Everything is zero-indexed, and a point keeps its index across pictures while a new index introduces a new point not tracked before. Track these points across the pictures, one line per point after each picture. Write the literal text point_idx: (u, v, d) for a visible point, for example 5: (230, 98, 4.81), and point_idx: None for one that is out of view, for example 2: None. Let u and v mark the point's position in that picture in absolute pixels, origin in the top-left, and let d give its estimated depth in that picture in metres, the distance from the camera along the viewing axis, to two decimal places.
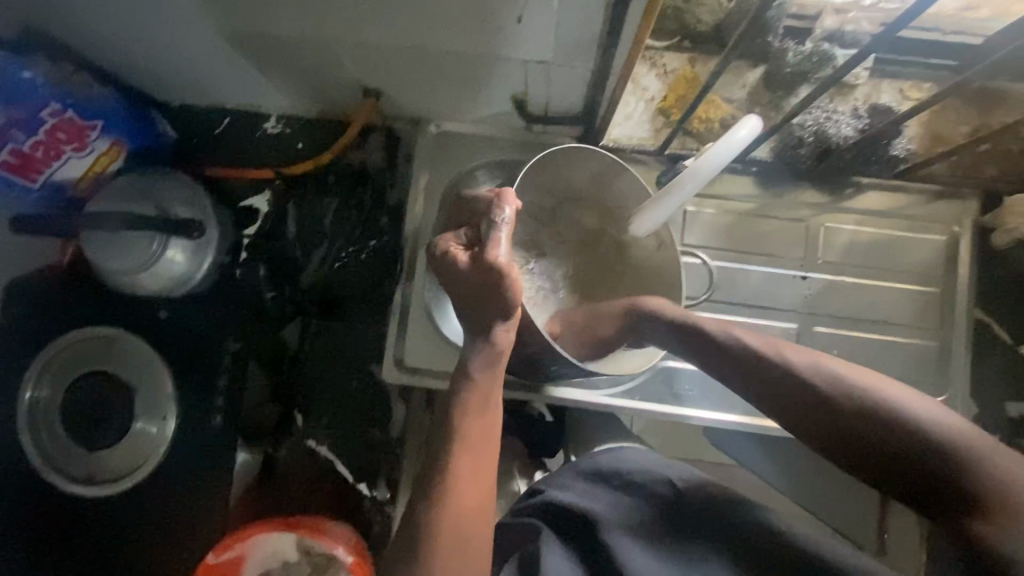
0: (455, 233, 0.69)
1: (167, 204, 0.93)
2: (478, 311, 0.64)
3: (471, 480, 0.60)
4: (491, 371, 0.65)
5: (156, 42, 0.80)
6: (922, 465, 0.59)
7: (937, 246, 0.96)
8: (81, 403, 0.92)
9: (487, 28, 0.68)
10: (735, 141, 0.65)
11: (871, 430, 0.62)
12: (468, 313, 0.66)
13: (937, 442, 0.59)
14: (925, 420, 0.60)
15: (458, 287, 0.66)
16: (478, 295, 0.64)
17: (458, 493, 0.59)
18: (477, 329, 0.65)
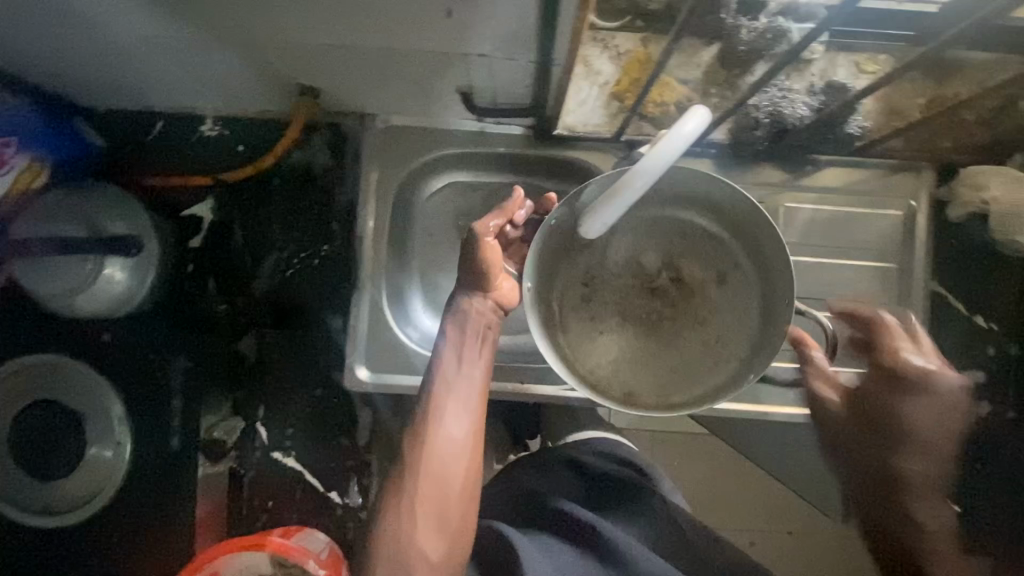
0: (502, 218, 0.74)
1: (99, 221, 0.87)
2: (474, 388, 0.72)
3: (416, 516, 0.67)
4: (480, 331, 0.73)
5: (64, 45, 0.75)
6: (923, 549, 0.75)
7: (896, 221, 0.95)
8: (26, 436, 0.88)
9: (417, 22, 0.64)
10: (684, 134, 0.65)
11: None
12: (464, 385, 0.71)
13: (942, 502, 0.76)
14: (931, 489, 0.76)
15: (480, 264, 0.73)
16: (481, 273, 0.73)
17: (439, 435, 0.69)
18: (445, 395, 0.71)
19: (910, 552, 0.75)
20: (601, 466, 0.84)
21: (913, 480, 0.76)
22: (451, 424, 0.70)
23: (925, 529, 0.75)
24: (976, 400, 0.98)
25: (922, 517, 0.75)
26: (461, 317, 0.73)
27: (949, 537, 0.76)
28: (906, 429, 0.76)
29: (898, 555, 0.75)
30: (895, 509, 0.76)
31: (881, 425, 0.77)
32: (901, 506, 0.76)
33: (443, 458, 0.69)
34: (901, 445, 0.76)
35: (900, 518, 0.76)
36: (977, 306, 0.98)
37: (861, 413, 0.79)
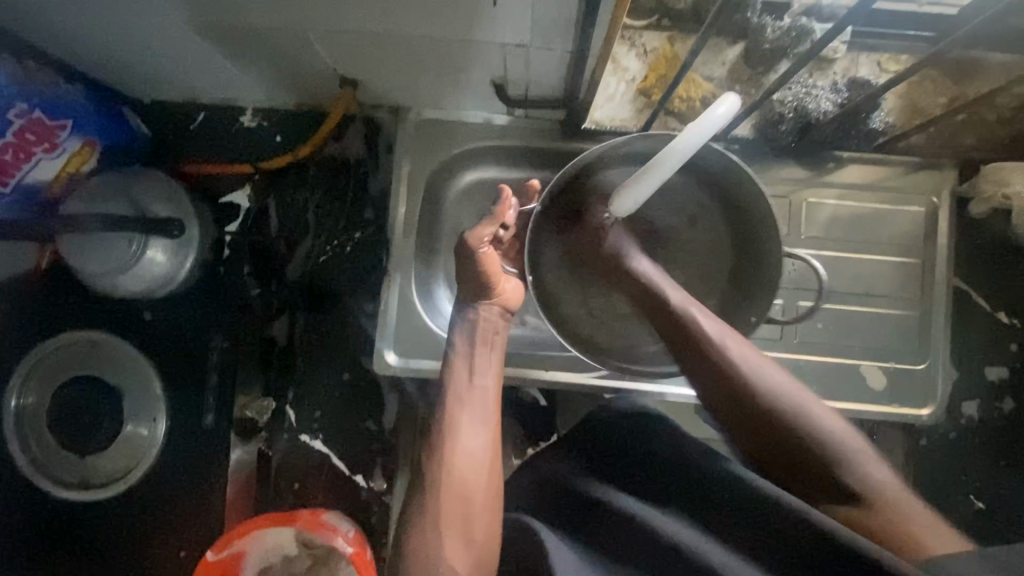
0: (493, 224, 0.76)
1: (145, 204, 0.91)
2: (484, 396, 0.72)
3: (440, 527, 0.63)
4: (486, 342, 0.76)
5: (122, 38, 0.79)
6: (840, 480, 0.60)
7: (918, 217, 0.96)
8: (67, 410, 0.91)
9: (461, 13, 0.67)
10: (717, 118, 0.67)
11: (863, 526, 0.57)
12: (476, 393, 0.72)
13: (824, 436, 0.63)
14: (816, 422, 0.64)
15: (479, 272, 0.76)
16: (482, 279, 0.76)
17: (457, 445, 0.68)
18: (456, 403, 0.71)
19: (836, 465, 0.61)
20: (642, 441, 0.73)
21: (778, 393, 0.66)
22: (466, 435, 0.68)
23: (829, 434, 0.63)
24: (999, 396, 0.99)
25: (819, 424, 0.64)
26: (469, 328, 0.76)
27: (860, 439, 0.63)
28: (732, 346, 0.69)
29: (821, 477, 0.62)
30: (767, 429, 0.65)
31: (721, 356, 0.69)
32: (787, 427, 0.64)
33: (464, 469, 0.66)
34: (725, 367, 0.68)
35: (799, 429, 0.64)
36: (999, 302, 0.99)
37: (678, 336, 0.72)
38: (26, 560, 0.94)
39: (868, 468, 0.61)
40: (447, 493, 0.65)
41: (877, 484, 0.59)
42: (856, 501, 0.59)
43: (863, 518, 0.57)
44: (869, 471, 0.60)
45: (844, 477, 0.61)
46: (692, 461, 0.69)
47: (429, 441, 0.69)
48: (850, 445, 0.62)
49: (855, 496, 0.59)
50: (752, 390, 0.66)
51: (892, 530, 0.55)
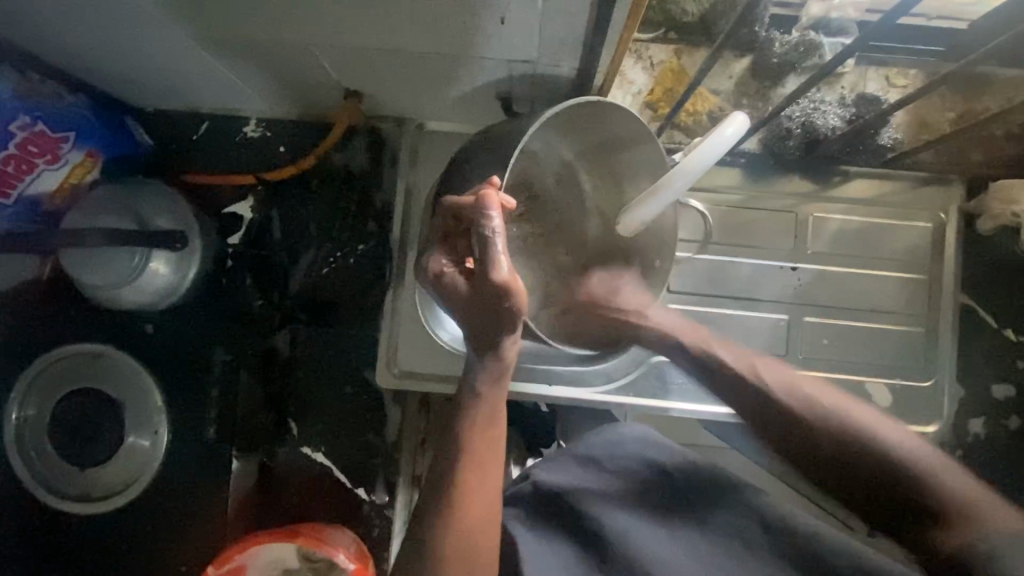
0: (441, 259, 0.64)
1: (147, 215, 0.90)
2: (487, 435, 0.65)
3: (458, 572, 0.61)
4: (497, 385, 0.66)
5: (129, 51, 0.78)
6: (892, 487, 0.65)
7: (925, 233, 0.95)
8: (67, 422, 0.91)
9: (468, 30, 0.66)
10: (724, 138, 0.66)
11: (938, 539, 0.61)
12: (480, 433, 0.65)
13: (880, 446, 0.66)
14: (869, 430, 0.67)
15: (497, 305, 0.60)
16: (502, 312, 0.60)
17: (469, 506, 0.62)
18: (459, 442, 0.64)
19: (889, 472, 0.65)
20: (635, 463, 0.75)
21: (840, 419, 0.69)
22: (472, 478, 0.63)
23: (890, 449, 0.66)
24: (1005, 414, 0.98)
25: (863, 429, 0.68)
26: (469, 363, 0.66)
27: (931, 451, 0.66)
28: (761, 374, 0.75)
29: (889, 490, 0.65)
30: (827, 455, 0.68)
31: (772, 396, 0.74)
32: (851, 450, 0.67)
33: (475, 525, 0.61)
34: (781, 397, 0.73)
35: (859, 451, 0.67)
36: (1007, 319, 0.99)
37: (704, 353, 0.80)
38: (24, 569, 0.94)
39: (939, 479, 0.63)
40: (459, 555, 0.60)
41: (963, 496, 0.62)
42: (930, 512, 0.62)
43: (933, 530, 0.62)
44: (943, 479, 0.63)
45: (921, 497, 0.63)
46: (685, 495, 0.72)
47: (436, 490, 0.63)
48: (921, 461, 0.64)
49: (935, 512, 0.62)
50: (805, 419, 0.70)
51: (971, 539, 0.59)
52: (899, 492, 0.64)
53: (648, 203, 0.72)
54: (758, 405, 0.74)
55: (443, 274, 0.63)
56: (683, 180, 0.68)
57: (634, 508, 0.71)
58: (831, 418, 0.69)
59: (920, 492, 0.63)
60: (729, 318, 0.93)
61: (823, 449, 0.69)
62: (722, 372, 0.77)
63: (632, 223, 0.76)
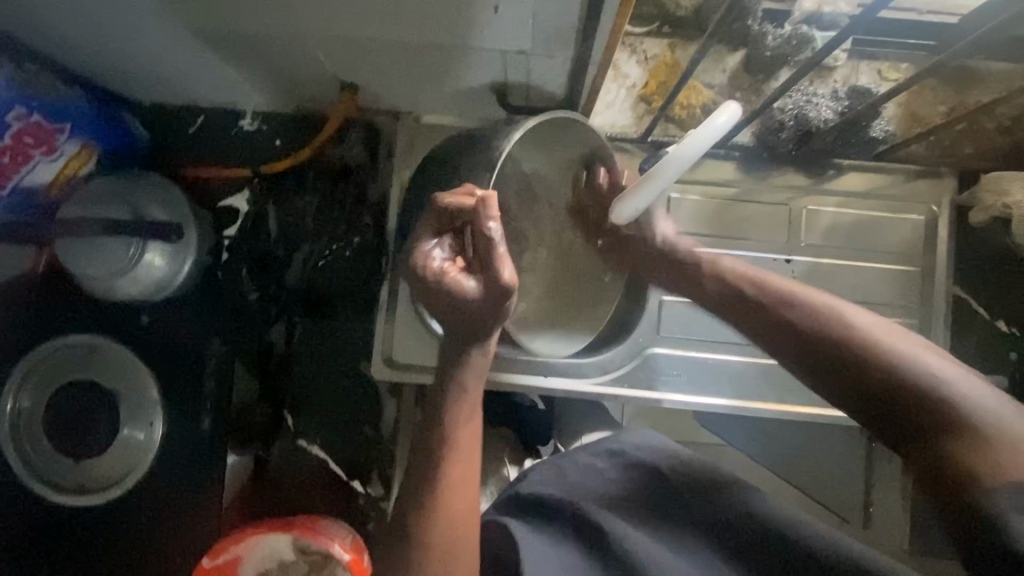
0: (433, 255, 0.63)
1: (144, 208, 0.90)
2: (461, 453, 0.64)
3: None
4: (472, 388, 0.66)
5: (124, 43, 0.78)
6: (924, 408, 0.61)
7: (918, 225, 0.96)
8: (62, 415, 0.90)
9: (462, 20, 0.67)
10: (716, 128, 0.68)
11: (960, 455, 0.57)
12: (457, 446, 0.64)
13: (915, 372, 0.63)
14: (905, 358, 0.64)
15: (489, 310, 0.63)
16: (497, 313, 0.62)
17: (450, 506, 0.62)
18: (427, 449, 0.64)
19: (917, 396, 0.62)
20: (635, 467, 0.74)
21: (857, 351, 0.67)
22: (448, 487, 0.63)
23: (925, 374, 0.63)
24: None
25: (901, 359, 0.64)
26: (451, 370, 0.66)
27: (976, 381, 0.62)
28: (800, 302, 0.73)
29: (910, 419, 0.62)
30: (855, 373, 0.67)
31: (797, 317, 0.72)
32: (873, 382, 0.65)
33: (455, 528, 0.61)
34: (800, 331, 0.71)
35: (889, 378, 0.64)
36: (998, 310, 1.00)
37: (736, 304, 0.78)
38: (18, 562, 0.93)
39: (974, 409, 0.59)
40: (438, 563, 0.60)
41: (986, 428, 0.58)
42: (954, 432, 0.59)
43: (958, 449, 0.58)
44: (976, 413, 0.59)
45: (949, 419, 0.60)
46: (673, 481, 0.72)
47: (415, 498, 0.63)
48: (960, 393, 0.61)
49: (959, 429, 0.59)
50: (850, 350, 0.67)
51: (978, 469, 0.56)
52: (926, 415, 0.61)
53: (639, 192, 0.73)
54: (779, 322, 0.73)
55: (446, 276, 0.62)
56: (676, 167, 0.69)
57: (632, 514, 0.71)
58: (867, 338, 0.67)
59: (947, 419, 0.60)
60: None
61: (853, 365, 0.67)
62: (751, 313, 0.77)
63: (622, 211, 0.76)
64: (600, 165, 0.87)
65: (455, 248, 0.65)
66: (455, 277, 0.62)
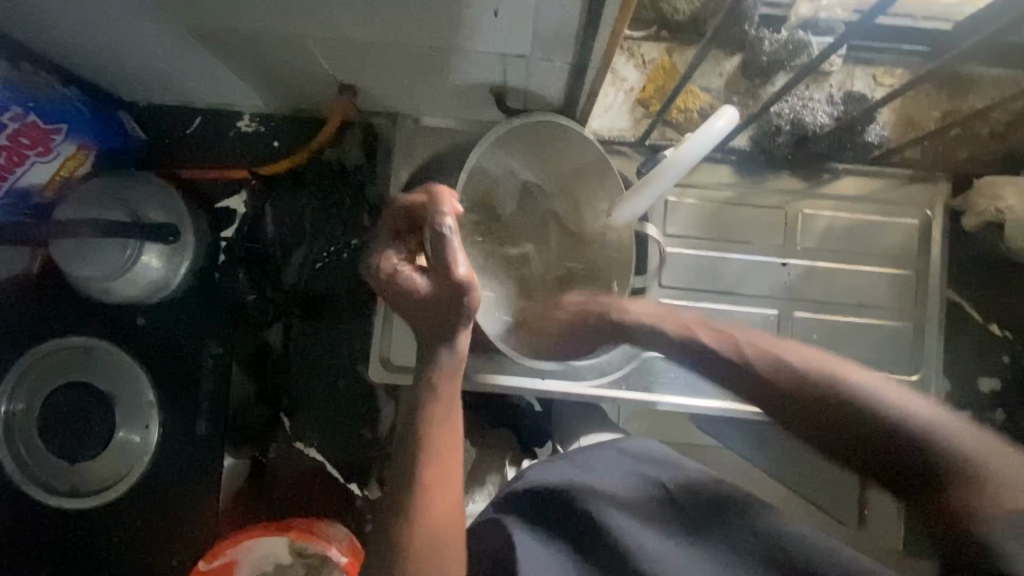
0: (394, 257, 0.65)
1: (140, 209, 0.90)
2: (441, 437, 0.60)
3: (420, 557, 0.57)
4: (451, 387, 0.62)
5: (121, 43, 0.78)
6: (912, 454, 0.58)
7: (912, 230, 0.97)
8: (57, 417, 0.90)
9: (461, 23, 0.67)
10: (713, 133, 0.69)
11: (952, 501, 0.55)
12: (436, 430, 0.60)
13: (904, 417, 0.59)
14: (895, 400, 0.60)
15: (442, 312, 0.60)
16: (451, 313, 0.60)
17: (434, 484, 0.59)
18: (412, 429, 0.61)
19: (906, 435, 0.58)
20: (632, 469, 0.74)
21: (860, 403, 0.61)
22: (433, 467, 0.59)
23: (911, 414, 0.59)
24: (992, 408, 1.00)
25: (890, 399, 0.60)
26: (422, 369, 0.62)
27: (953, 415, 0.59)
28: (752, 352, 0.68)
29: (903, 460, 0.58)
30: (839, 421, 0.61)
31: (778, 384, 0.65)
32: (856, 427, 0.60)
33: (434, 539, 0.58)
34: (797, 377, 0.64)
35: (877, 424, 0.59)
36: (991, 313, 1.01)
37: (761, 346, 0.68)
38: (12, 564, 0.93)
39: (962, 445, 0.57)
40: (421, 551, 0.57)
41: (983, 469, 0.55)
42: (946, 478, 0.56)
43: (949, 496, 0.55)
44: (967, 454, 0.56)
45: (937, 458, 0.57)
46: (670, 486, 0.71)
47: (395, 505, 0.59)
48: (947, 426, 0.58)
49: (944, 473, 0.56)
50: (829, 402, 0.62)
51: (974, 504, 0.54)
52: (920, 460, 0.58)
53: (637, 197, 0.74)
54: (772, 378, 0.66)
55: (396, 272, 0.63)
56: (675, 171, 0.71)
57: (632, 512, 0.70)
58: (845, 391, 0.62)
59: (932, 458, 0.57)
60: (721, 313, 0.94)
61: (836, 417, 0.62)
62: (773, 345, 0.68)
63: (620, 214, 0.77)
64: (597, 170, 0.86)
65: (412, 251, 0.67)
66: (409, 277, 0.62)
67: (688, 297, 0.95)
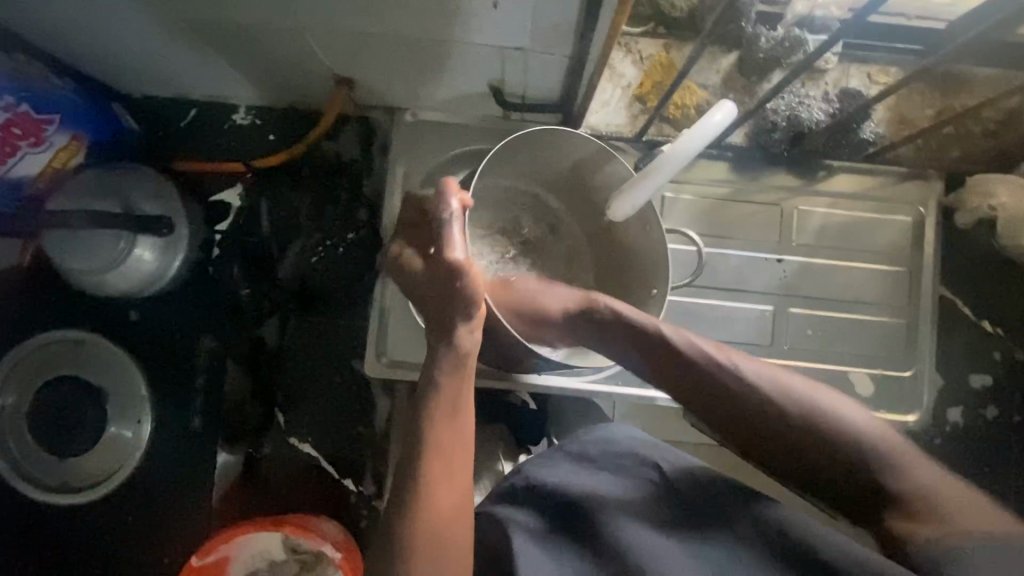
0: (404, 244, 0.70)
1: (134, 201, 0.89)
2: (447, 444, 0.59)
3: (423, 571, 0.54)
4: (458, 388, 0.61)
5: (115, 34, 0.77)
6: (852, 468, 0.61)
7: (905, 227, 0.98)
8: (47, 412, 0.88)
9: (461, 15, 0.67)
10: (710, 129, 0.69)
11: (894, 522, 0.58)
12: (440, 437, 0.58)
13: (840, 432, 0.62)
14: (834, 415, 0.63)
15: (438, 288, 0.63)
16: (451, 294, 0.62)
17: (436, 496, 0.56)
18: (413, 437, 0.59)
19: (840, 450, 0.62)
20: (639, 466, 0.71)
21: (803, 417, 0.63)
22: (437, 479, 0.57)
23: (845, 427, 0.62)
24: (983, 404, 1.01)
25: (823, 413, 0.63)
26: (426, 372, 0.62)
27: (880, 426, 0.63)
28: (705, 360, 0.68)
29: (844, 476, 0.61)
30: (784, 439, 0.63)
31: (732, 398, 0.66)
32: (795, 440, 0.63)
33: (442, 526, 0.56)
34: (727, 395, 0.66)
35: (820, 441, 0.62)
36: (983, 310, 1.02)
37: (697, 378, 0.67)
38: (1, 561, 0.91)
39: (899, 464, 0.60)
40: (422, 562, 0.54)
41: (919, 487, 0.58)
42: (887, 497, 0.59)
43: (894, 515, 0.58)
44: (906, 473, 0.59)
45: (879, 479, 0.60)
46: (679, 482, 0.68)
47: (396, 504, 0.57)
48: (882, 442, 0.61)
49: (890, 494, 0.59)
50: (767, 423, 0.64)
51: (916, 527, 0.56)
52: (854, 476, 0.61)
53: (632, 192, 0.75)
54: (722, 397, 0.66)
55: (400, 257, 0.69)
56: (671, 167, 0.71)
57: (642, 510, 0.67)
58: (783, 403, 0.64)
59: (873, 476, 0.60)
60: (717, 309, 0.95)
61: (772, 431, 0.64)
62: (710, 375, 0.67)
63: (617, 209, 0.77)
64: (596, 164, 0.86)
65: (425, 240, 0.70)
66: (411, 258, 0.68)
67: (684, 292, 0.95)
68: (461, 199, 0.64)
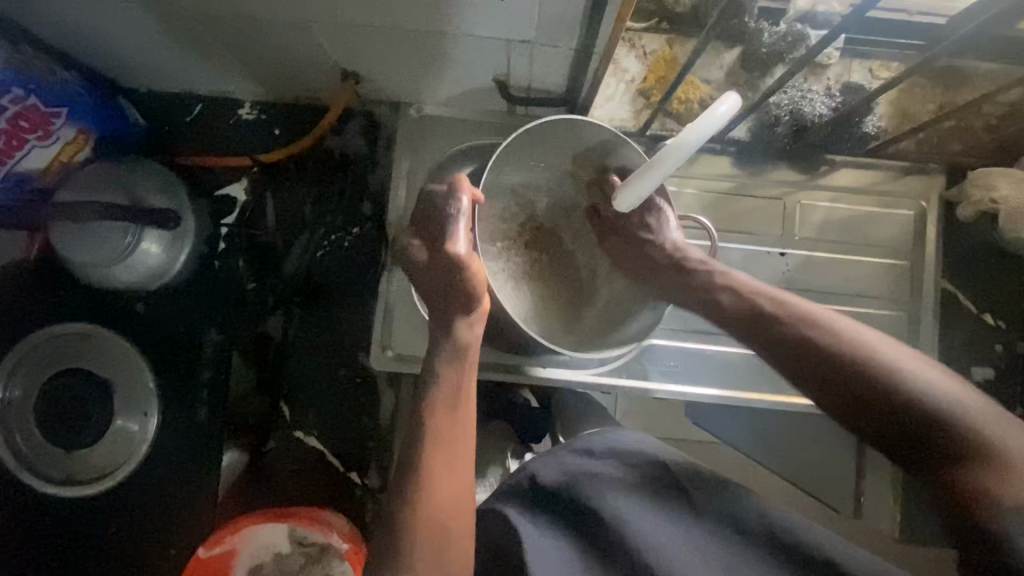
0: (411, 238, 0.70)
1: (140, 194, 0.89)
2: (449, 440, 0.60)
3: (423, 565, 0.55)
4: (457, 388, 0.62)
5: (123, 28, 0.78)
6: (928, 426, 0.58)
7: (907, 221, 0.98)
8: (54, 405, 0.89)
9: (468, 7, 0.67)
10: (714, 118, 0.68)
11: (971, 483, 0.54)
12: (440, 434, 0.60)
13: (918, 388, 0.60)
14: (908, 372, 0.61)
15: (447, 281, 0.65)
16: (460, 292, 0.64)
17: (433, 493, 0.57)
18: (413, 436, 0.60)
19: (906, 402, 0.60)
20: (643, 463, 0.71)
21: (870, 365, 0.63)
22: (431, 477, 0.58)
23: (919, 384, 0.60)
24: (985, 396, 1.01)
25: (901, 370, 0.61)
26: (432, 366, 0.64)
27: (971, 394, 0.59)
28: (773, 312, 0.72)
29: (919, 436, 0.59)
30: (851, 387, 0.63)
31: (799, 341, 0.68)
32: (864, 385, 0.62)
33: (440, 516, 0.56)
34: (801, 342, 0.67)
35: (894, 391, 0.61)
36: (984, 303, 1.02)
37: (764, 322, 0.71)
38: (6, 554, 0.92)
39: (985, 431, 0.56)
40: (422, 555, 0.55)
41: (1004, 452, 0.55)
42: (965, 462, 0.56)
43: (978, 478, 0.54)
44: (986, 435, 0.56)
45: (959, 444, 0.57)
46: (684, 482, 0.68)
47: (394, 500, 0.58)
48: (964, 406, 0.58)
49: (970, 458, 0.56)
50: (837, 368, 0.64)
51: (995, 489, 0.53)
52: (933, 437, 0.58)
53: (637, 182, 0.75)
54: (798, 344, 0.68)
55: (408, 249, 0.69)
56: (680, 154, 0.70)
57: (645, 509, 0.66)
58: (853, 348, 0.64)
59: (954, 438, 0.57)
60: None
61: (838, 375, 0.64)
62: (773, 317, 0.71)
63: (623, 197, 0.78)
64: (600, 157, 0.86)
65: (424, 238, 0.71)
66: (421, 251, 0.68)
67: None
68: (471, 196, 0.67)
